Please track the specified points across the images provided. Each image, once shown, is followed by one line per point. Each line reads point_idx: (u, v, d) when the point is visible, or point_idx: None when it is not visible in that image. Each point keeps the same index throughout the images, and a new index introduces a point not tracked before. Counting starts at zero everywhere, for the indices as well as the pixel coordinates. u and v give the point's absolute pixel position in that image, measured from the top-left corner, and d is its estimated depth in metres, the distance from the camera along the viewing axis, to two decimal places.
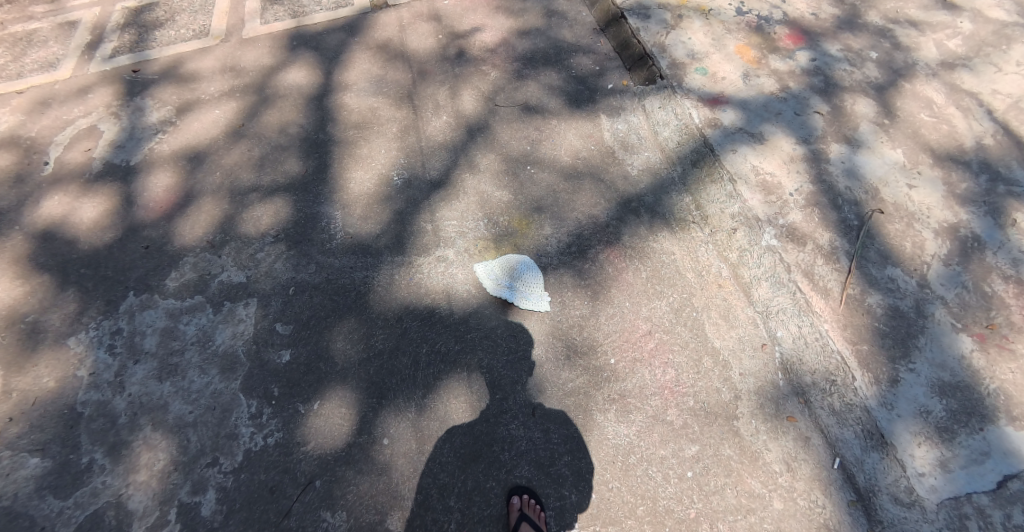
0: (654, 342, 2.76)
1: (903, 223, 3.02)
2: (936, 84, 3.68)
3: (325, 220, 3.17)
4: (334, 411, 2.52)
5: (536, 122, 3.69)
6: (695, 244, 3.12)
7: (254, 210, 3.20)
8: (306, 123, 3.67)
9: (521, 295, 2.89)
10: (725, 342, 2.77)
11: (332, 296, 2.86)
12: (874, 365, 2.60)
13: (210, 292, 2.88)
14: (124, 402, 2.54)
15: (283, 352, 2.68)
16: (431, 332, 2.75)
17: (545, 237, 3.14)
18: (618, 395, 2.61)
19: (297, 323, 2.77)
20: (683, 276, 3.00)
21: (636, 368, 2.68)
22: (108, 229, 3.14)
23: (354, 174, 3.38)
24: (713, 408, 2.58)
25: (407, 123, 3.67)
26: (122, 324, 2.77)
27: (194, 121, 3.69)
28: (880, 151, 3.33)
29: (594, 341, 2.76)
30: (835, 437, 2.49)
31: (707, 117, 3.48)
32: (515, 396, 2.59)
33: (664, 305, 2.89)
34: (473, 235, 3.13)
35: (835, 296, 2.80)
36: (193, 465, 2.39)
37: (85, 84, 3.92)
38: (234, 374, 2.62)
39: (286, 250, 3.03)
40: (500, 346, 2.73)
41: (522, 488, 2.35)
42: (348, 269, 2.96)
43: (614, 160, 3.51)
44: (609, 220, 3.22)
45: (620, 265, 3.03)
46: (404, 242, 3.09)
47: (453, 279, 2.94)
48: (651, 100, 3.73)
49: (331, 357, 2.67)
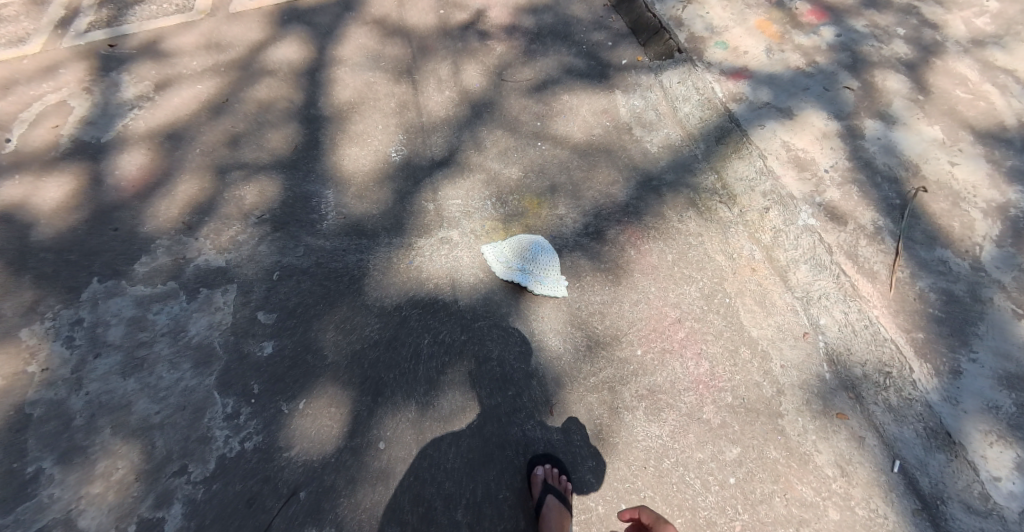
0: (684, 331, 2.45)
1: (948, 202, 2.79)
2: (967, 61, 3.43)
3: (315, 199, 2.82)
4: (322, 411, 2.16)
5: (547, 99, 3.44)
6: (724, 225, 2.86)
7: (238, 190, 2.84)
8: (297, 99, 3.38)
9: (536, 279, 2.56)
10: (763, 331, 2.48)
11: (323, 280, 2.50)
12: (932, 354, 2.31)
13: (185, 278, 2.50)
14: (81, 401, 2.15)
15: (265, 343, 2.30)
16: (434, 320, 2.41)
17: (559, 217, 2.84)
18: (647, 391, 2.29)
19: (282, 312, 2.39)
20: (713, 259, 2.71)
21: (666, 360, 2.37)
22: (75, 210, 2.78)
23: (348, 150, 3.07)
24: (753, 405, 2.27)
25: (406, 99, 3.39)
26: (84, 313, 2.39)
27: (174, 97, 3.37)
28: (916, 127, 3.11)
29: (618, 330, 2.45)
30: (892, 437, 2.18)
31: (731, 92, 3.31)
32: (531, 393, 2.27)
33: (693, 290, 2.59)
34: (480, 216, 2.82)
35: (883, 279, 2.53)
36: (158, 474, 2.01)
37: (56, 60, 3.58)
38: (209, 369, 2.23)
39: (272, 232, 2.67)
40: (512, 336, 2.40)
41: (544, 457, 2.11)
42: (340, 252, 2.61)
43: (632, 136, 3.28)
44: (629, 200, 2.94)
45: (643, 247, 2.73)
46: (403, 223, 2.76)
47: (458, 262, 2.62)
48: (668, 75, 3.54)
49: (320, 349, 2.30)
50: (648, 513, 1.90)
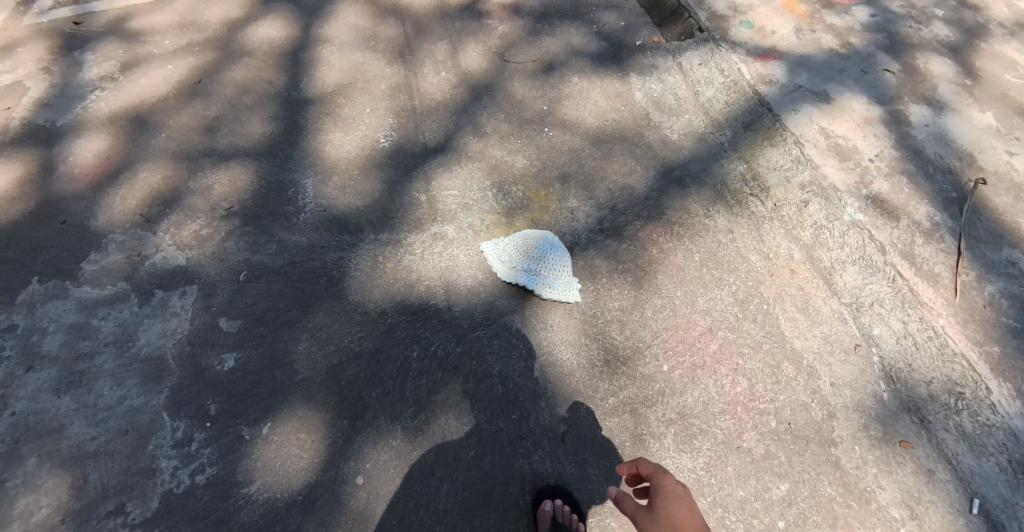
0: (716, 343, 2.11)
1: (1012, 196, 2.44)
2: (1016, 44, 3.08)
3: (292, 190, 2.48)
4: (290, 438, 1.82)
5: (554, 81, 3.11)
6: (757, 222, 2.53)
7: (206, 179, 2.51)
8: (277, 80, 3.04)
9: (544, 282, 2.22)
10: (808, 343, 2.13)
11: (297, 282, 2.16)
12: (1010, 372, 1.96)
13: (138, 278, 2.16)
14: (4, 425, 1.80)
15: (226, 356, 1.96)
16: (425, 330, 2.07)
17: (570, 211, 2.51)
18: (676, 414, 1.95)
19: (248, 319, 2.05)
20: (746, 259, 2.37)
21: (697, 377, 2.02)
22: (19, 200, 2.42)
23: (332, 136, 2.73)
24: (801, 432, 1.92)
25: (398, 80, 3.05)
26: (18, 319, 2.05)
27: (141, 77, 3.02)
28: (968, 114, 2.76)
29: (639, 342, 2.11)
30: (969, 471, 1.83)
31: (759, 74, 2.94)
32: (538, 417, 1.92)
33: (725, 295, 2.25)
34: (480, 209, 2.48)
35: (946, 283, 2.18)
36: (89, 516, 1.67)
37: (13, 38, 3.17)
38: (159, 386, 1.89)
39: (241, 226, 2.33)
40: (515, 349, 2.06)
41: (549, 489, 1.78)
42: (318, 250, 2.27)
43: (649, 122, 2.94)
44: (649, 192, 2.60)
45: (666, 246, 2.39)
46: (391, 217, 2.42)
47: (454, 261, 2.28)
48: (688, 56, 3.20)
49: (291, 363, 1.96)
50: (646, 463, 1.38)
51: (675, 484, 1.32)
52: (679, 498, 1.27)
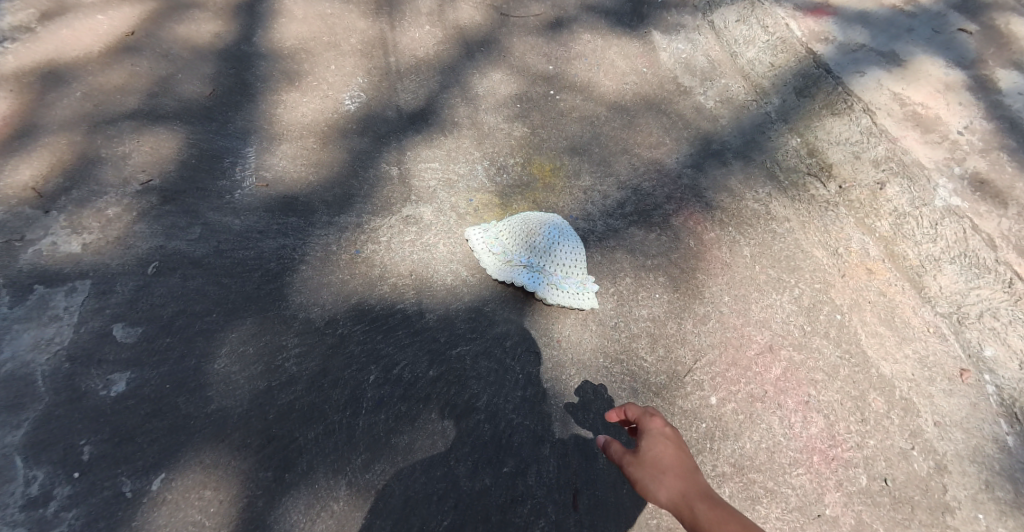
0: (779, 367, 1.59)
1: None
2: None
3: (229, 160, 1.97)
4: (191, 497, 1.30)
5: (563, 39, 2.57)
6: (820, 210, 1.96)
7: (122, 144, 1.97)
8: (224, 32, 2.43)
9: (551, 281, 1.70)
10: (899, 368, 1.60)
11: (222, 278, 1.65)
12: None
13: (13, 270, 1.62)
14: None
15: (116, 377, 1.45)
16: (386, 345, 1.55)
17: (583, 190, 1.99)
18: (731, 466, 1.44)
19: (151, 326, 1.54)
20: (809, 255, 1.84)
21: (757, 413, 1.51)
22: None
23: (289, 97, 2.21)
24: (903, 492, 1.41)
25: (373, 35, 2.50)
26: None
27: (63, 27, 2.34)
28: None
29: (677, 363, 1.59)
30: None
31: (812, 31, 2.36)
32: (538, 471, 1.40)
33: (785, 301, 1.73)
34: (466, 187, 1.96)
35: None
36: None
37: None
38: (17, 418, 1.37)
39: (158, 206, 1.80)
40: (509, 373, 1.54)
41: None
42: (253, 236, 1.76)
43: (679, 88, 2.40)
44: (682, 168, 2.08)
45: (708, 238, 1.87)
46: (354, 197, 1.89)
47: (432, 253, 1.76)
48: (724, 12, 2.62)
49: (201, 389, 1.44)
50: (633, 404, 1.10)
51: (664, 425, 1.05)
52: (669, 438, 1.02)
